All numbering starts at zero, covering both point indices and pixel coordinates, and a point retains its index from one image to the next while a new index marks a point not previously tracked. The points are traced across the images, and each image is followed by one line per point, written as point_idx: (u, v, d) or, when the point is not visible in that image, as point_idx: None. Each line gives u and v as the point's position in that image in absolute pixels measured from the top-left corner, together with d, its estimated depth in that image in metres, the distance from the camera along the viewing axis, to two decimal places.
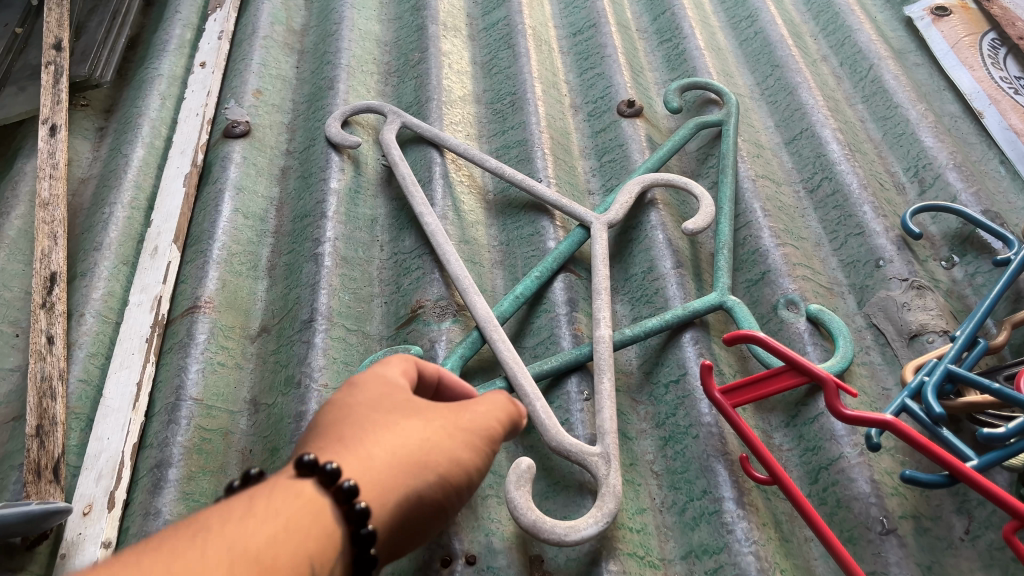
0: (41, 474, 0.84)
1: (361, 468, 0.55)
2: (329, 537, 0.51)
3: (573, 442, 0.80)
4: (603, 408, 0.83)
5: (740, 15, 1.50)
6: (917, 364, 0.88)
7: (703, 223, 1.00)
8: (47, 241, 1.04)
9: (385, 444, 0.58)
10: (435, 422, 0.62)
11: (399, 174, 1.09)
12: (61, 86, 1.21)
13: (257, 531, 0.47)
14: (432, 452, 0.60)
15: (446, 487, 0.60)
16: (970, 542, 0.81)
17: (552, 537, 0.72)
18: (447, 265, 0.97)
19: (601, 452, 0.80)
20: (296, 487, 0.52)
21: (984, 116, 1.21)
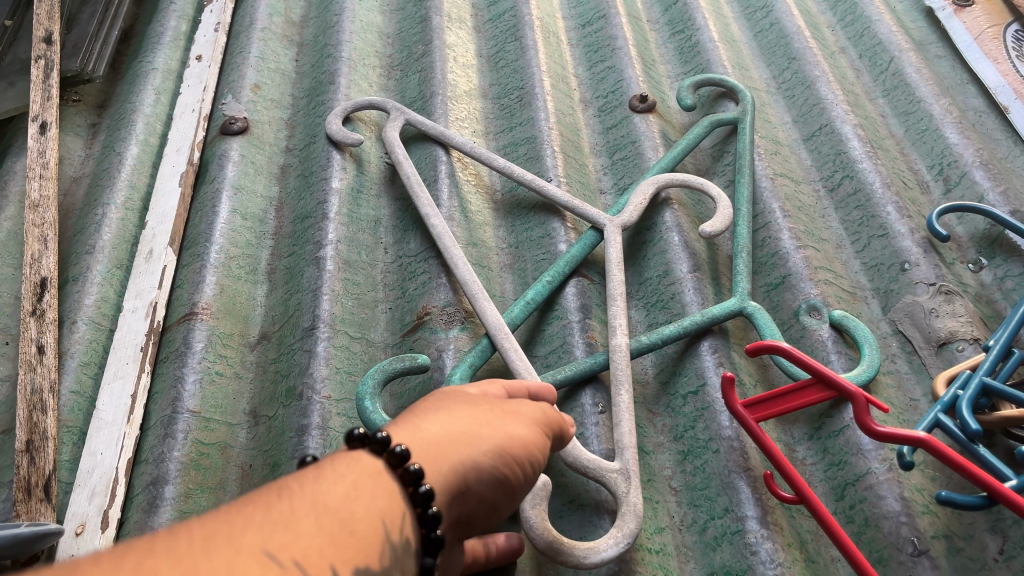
0: (32, 492, 0.80)
1: (417, 443, 0.56)
2: (394, 500, 0.52)
3: (590, 458, 0.77)
4: (623, 419, 0.79)
5: (755, 6, 1.45)
6: (949, 376, 0.84)
7: (721, 225, 0.96)
8: (37, 244, 1.00)
9: (440, 424, 0.59)
10: (484, 406, 0.62)
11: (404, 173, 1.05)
12: (52, 81, 1.16)
13: (334, 492, 0.48)
14: (486, 432, 0.60)
15: (506, 464, 0.60)
16: (1004, 563, 0.77)
17: (570, 559, 0.69)
18: (455, 269, 0.93)
19: (621, 469, 0.76)
20: (358, 457, 0.53)
21: (1010, 111, 1.17)
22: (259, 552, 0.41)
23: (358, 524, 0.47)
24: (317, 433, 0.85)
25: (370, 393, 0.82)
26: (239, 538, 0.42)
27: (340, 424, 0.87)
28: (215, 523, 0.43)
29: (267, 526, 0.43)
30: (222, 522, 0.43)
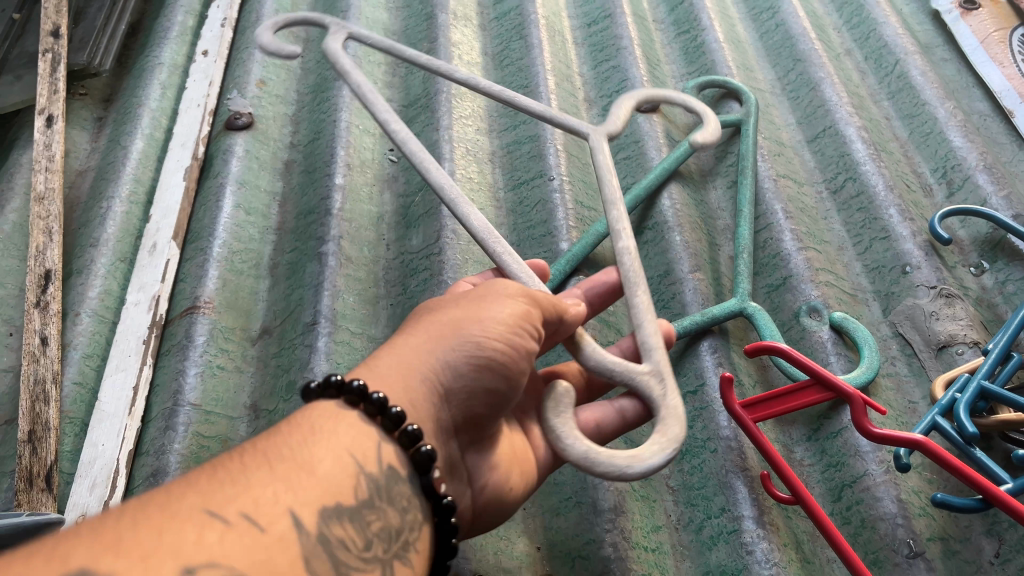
0: (33, 482, 0.80)
1: (380, 374, 0.62)
2: (362, 435, 0.58)
3: (617, 363, 0.73)
4: (644, 317, 0.76)
5: (761, 7, 1.44)
6: (948, 379, 0.84)
7: (713, 136, 0.92)
8: (42, 236, 1.01)
9: (411, 346, 0.65)
10: (454, 313, 0.67)
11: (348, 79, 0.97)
12: (59, 75, 1.17)
13: (287, 445, 0.54)
14: (454, 341, 0.65)
15: (483, 362, 0.64)
16: (1000, 566, 0.77)
17: (607, 471, 0.64)
18: (427, 173, 0.85)
19: (652, 371, 0.72)
20: (318, 407, 0.59)
21: (1015, 115, 1.16)
22: (201, 511, 0.46)
23: (319, 465, 0.53)
24: None
25: None
26: (179, 506, 0.46)
27: None
28: (158, 496, 0.47)
29: (214, 490, 0.48)
30: (164, 493, 0.47)
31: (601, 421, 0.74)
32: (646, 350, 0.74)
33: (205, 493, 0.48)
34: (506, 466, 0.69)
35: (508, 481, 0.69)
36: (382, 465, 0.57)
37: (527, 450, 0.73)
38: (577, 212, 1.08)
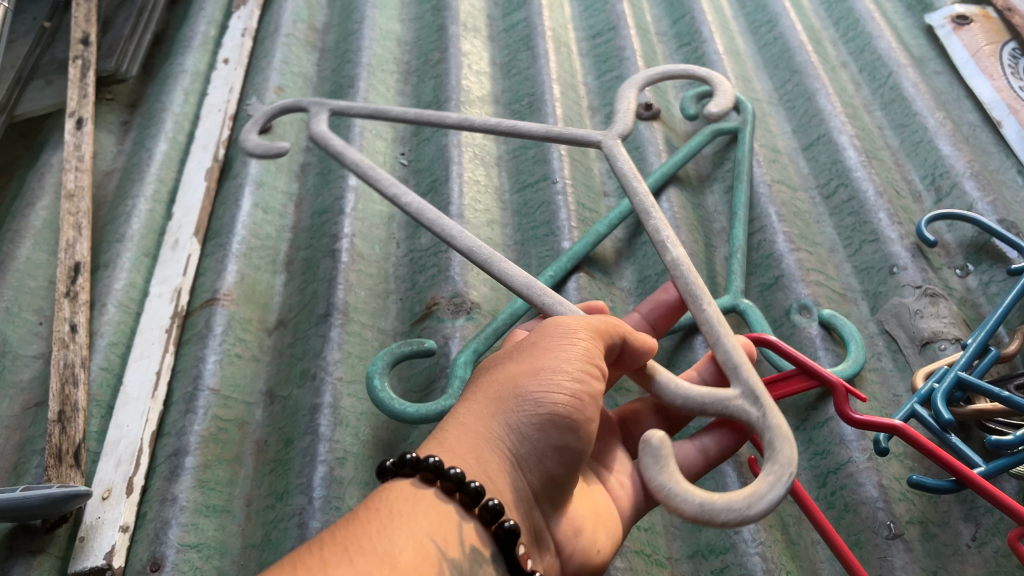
0: (63, 458, 0.85)
1: (449, 446, 0.63)
2: (441, 514, 0.58)
3: (701, 393, 0.71)
4: (722, 339, 0.75)
5: (760, 21, 1.49)
6: (929, 371, 0.89)
7: (727, 103, 0.97)
8: (72, 231, 1.06)
9: (475, 412, 0.65)
10: (512, 369, 0.67)
11: (331, 141, 0.97)
12: (89, 80, 1.23)
13: (371, 536, 0.54)
14: (514, 404, 0.64)
15: (549, 420, 0.64)
16: (976, 549, 0.81)
17: (731, 519, 0.61)
18: (452, 239, 0.83)
19: (741, 393, 0.71)
20: (395, 487, 0.60)
21: (1003, 126, 1.20)
22: None
23: (399, 554, 0.53)
24: (328, 411, 0.91)
25: (379, 372, 0.88)
26: None
27: (350, 405, 0.92)
28: None
29: None
30: None
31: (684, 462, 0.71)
32: (734, 373, 0.72)
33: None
34: (594, 528, 0.67)
35: (597, 546, 0.66)
36: (462, 546, 0.57)
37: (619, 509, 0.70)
38: (579, 214, 1.13)
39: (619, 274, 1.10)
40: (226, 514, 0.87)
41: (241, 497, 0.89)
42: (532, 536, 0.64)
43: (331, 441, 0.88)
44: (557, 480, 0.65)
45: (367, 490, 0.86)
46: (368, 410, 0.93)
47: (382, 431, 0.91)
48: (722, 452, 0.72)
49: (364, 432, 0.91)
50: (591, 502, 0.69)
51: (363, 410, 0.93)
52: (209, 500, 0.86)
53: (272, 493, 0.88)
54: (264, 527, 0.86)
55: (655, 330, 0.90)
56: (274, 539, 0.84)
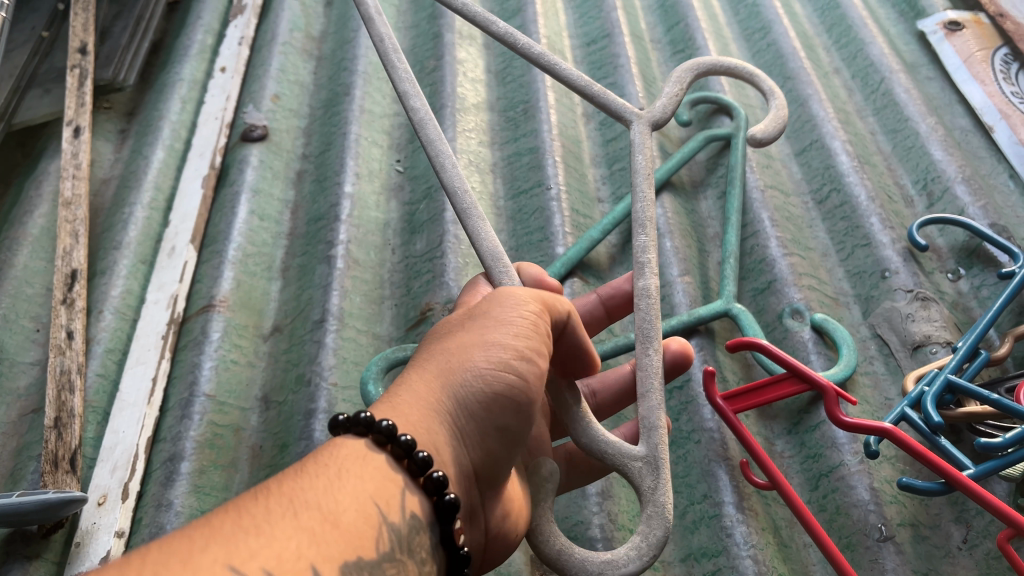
0: (59, 464, 0.85)
1: (402, 412, 0.61)
2: (386, 478, 0.57)
3: (608, 441, 0.70)
4: (651, 391, 0.73)
5: (754, 27, 1.50)
6: (919, 374, 0.90)
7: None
8: (69, 239, 1.07)
9: (428, 381, 0.63)
10: (463, 339, 0.65)
11: (373, 15, 0.94)
12: (86, 89, 1.24)
13: (315, 489, 0.53)
14: (466, 375, 0.62)
15: (498, 395, 0.62)
16: (967, 551, 0.82)
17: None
18: (444, 170, 0.79)
19: (645, 457, 0.69)
20: (344, 442, 0.59)
21: (995, 131, 1.21)
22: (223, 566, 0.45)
23: (342, 514, 0.52)
24: (323, 416, 0.91)
25: (373, 377, 0.89)
26: (199, 556, 0.45)
27: (345, 410, 0.93)
28: (177, 541, 0.46)
29: (237, 536, 0.47)
30: (185, 539, 0.47)
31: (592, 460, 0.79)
32: (647, 431, 0.71)
33: (226, 540, 0.47)
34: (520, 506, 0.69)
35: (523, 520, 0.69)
36: (404, 512, 0.57)
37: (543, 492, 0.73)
38: (573, 219, 1.14)
39: (612, 279, 1.11)
40: None
41: None
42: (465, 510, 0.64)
43: (326, 445, 0.89)
44: (496, 458, 0.65)
45: None
46: (362, 414, 0.94)
47: None
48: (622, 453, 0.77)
49: None
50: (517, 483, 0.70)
51: (358, 415, 0.93)
52: (204, 505, 0.86)
53: None
54: None
55: (609, 318, 0.90)
56: None
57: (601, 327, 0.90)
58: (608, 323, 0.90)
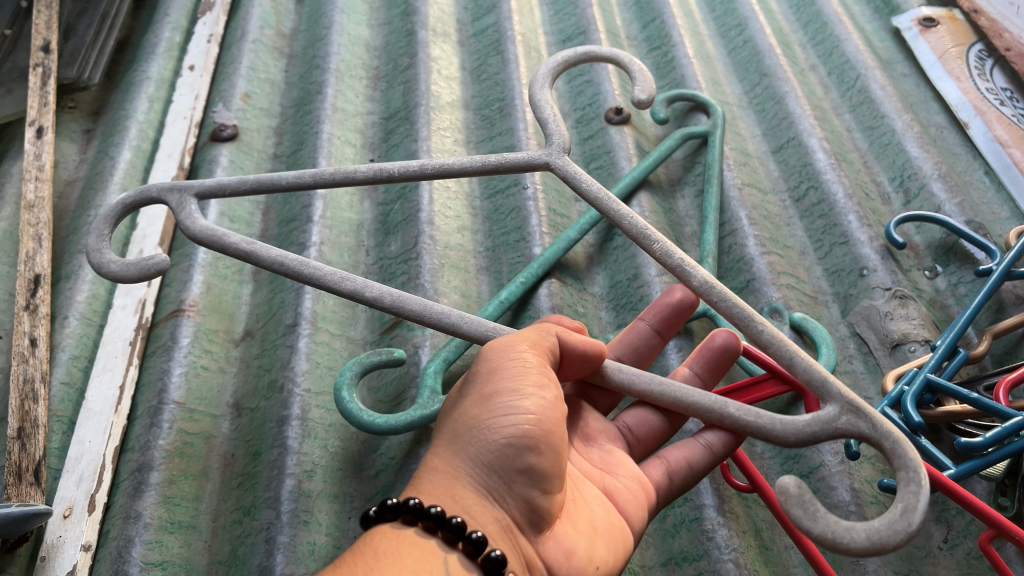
0: (23, 476, 0.82)
1: (426, 489, 0.66)
2: (428, 552, 0.61)
3: (806, 423, 0.68)
4: (795, 356, 0.71)
5: (730, 24, 1.50)
6: (899, 373, 0.90)
7: (651, 87, 0.93)
8: (32, 243, 1.04)
9: (441, 455, 0.69)
10: (466, 407, 0.70)
11: (230, 241, 0.78)
12: (50, 88, 1.20)
13: (358, 571, 0.57)
14: (472, 437, 0.68)
15: (508, 440, 0.66)
16: (948, 551, 0.82)
17: (900, 536, 0.59)
18: (460, 326, 0.74)
19: (843, 408, 0.68)
20: (383, 531, 0.63)
21: (970, 127, 1.20)
22: None
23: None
24: (297, 423, 0.89)
25: (348, 383, 0.87)
26: None
27: (319, 416, 0.91)
28: None
29: None
30: None
31: (690, 461, 0.76)
32: (824, 391, 0.69)
33: None
34: (587, 548, 0.69)
35: (594, 562, 0.68)
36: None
37: (618, 524, 0.72)
38: (551, 218, 1.12)
39: (590, 279, 1.09)
40: (191, 530, 0.84)
41: (208, 513, 0.87)
42: (523, 564, 0.65)
43: (299, 453, 0.87)
44: (534, 503, 0.67)
45: (336, 504, 0.85)
46: (337, 421, 0.92)
47: (352, 443, 0.90)
48: (726, 447, 0.75)
49: (333, 444, 0.89)
50: (584, 525, 0.71)
51: (332, 421, 0.91)
52: (174, 516, 0.84)
53: (239, 508, 0.86)
54: (231, 542, 0.84)
55: (663, 337, 0.87)
56: (241, 556, 0.82)
57: (657, 351, 0.87)
58: (664, 342, 0.87)
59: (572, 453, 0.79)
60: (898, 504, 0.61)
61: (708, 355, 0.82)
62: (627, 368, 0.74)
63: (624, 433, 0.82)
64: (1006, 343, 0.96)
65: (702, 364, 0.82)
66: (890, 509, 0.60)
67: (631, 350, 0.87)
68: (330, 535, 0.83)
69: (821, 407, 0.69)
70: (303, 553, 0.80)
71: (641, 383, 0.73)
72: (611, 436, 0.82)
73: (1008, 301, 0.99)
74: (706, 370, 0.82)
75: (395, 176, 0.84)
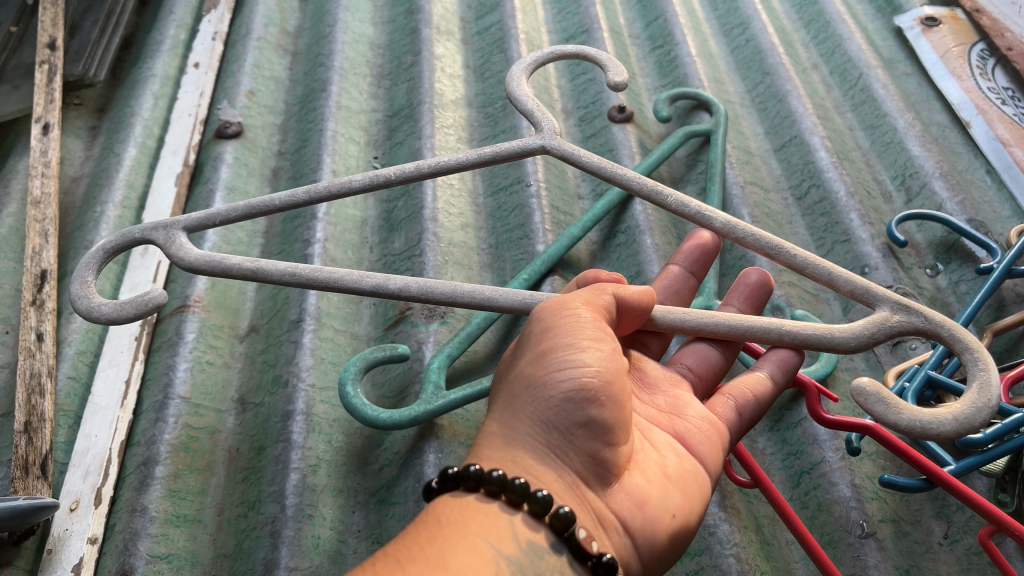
0: (30, 469, 0.83)
1: (486, 456, 0.67)
2: (493, 516, 0.62)
3: (865, 328, 0.71)
4: (835, 272, 0.76)
5: (733, 23, 1.50)
6: (900, 370, 0.91)
7: (624, 70, 0.95)
8: (38, 238, 1.04)
9: (500, 419, 0.70)
10: (523, 367, 0.71)
11: (231, 263, 0.77)
12: (56, 85, 1.21)
13: (421, 544, 0.58)
14: (528, 397, 0.68)
15: (568, 395, 0.67)
16: (948, 547, 0.83)
17: (986, 412, 0.62)
18: (495, 301, 0.74)
19: (891, 307, 0.73)
20: (446, 501, 0.65)
21: (972, 126, 1.21)
22: None
23: (451, 555, 0.57)
24: (302, 418, 0.90)
25: (352, 378, 0.87)
26: None
27: (324, 411, 0.92)
28: None
29: None
30: None
31: (757, 393, 0.79)
32: (869, 297, 0.74)
33: None
34: (660, 497, 0.70)
35: (668, 510, 0.69)
36: (519, 542, 0.61)
37: (689, 471, 0.74)
38: (554, 216, 1.13)
39: None
40: (197, 523, 0.85)
41: (213, 506, 0.87)
42: (594, 518, 0.66)
43: (304, 448, 0.87)
44: (600, 456, 0.68)
45: (341, 498, 0.86)
46: (341, 416, 0.92)
47: (356, 438, 0.91)
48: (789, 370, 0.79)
49: (337, 439, 0.90)
50: (655, 475, 0.71)
51: (337, 416, 0.92)
52: (180, 510, 0.84)
53: (244, 501, 0.87)
54: (236, 536, 0.85)
55: (697, 277, 0.90)
56: (246, 549, 0.83)
57: (694, 292, 0.90)
58: (698, 284, 0.91)
59: (637, 402, 0.80)
60: (971, 385, 0.64)
61: (747, 290, 0.86)
62: (676, 309, 0.75)
63: (686, 374, 0.85)
64: (1007, 340, 0.96)
65: (742, 297, 0.86)
66: (967, 392, 0.64)
67: (672, 293, 0.88)
68: (335, 529, 0.84)
69: (873, 312, 0.73)
70: (308, 547, 0.81)
71: (693, 320, 0.73)
72: (674, 379, 0.83)
73: (1010, 299, 1.00)
74: (747, 303, 0.86)
75: (393, 180, 0.84)
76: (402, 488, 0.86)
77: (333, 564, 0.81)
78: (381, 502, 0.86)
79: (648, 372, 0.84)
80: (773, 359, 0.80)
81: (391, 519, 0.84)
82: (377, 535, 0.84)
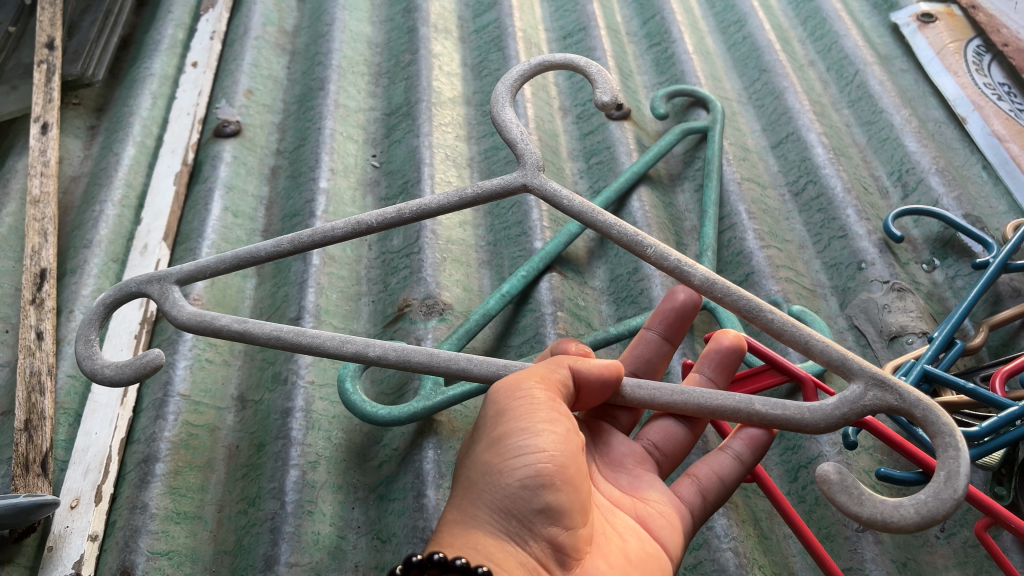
0: (30, 467, 0.83)
1: (447, 543, 0.65)
2: None
3: (835, 405, 0.66)
4: (812, 338, 0.68)
5: (729, 20, 1.50)
6: (896, 365, 0.91)
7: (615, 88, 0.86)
8: (38, 238, 1.05)
9: (458, 506, 0.67)
10: (478, 454, 0.68)
11: (221, 324, 0.74)
12: (54, 84, 1.21)
13: None
14: (486, 484, 0.66)
15: (524, 481, 0.65)
16: (945, 540, 0.83)
17: (949, 504, 0.57)
18: (468, 371, 0.70)
19: (867, 384, 0.66)
20: None
21: (968, 122, 1.21)
22: None
23: None
24: (300, 415, 0.90)
25: (351, 375, 0.88)
26: None
27: (323, 408, 0.92)
28: None
29: None
30: None
31: (721, 473, 0.76)
32: (846, 368, 0.67)
33: None
34: None
35: None
36: None
37: (651, 553, 0.72)
38: (551, 213, 1.13)
39: (591, 273, 1.10)
40: (196, 520, 0.85)
41: (213, 503, 0.87)
42: None
43: (304, 445, 0.88)
44: (558, 541, 0.67)
45: (340, 494, 0.87)
46: (340, 413, 0.93)
47: (356, 435, 0.92)
48: (755, 454, 0.76)
49: (336, 435, 0.91)
50: (616, 558, 0.70)
51: (337, 413, 0.93)
52: (179, 507, 0.85)
53: (244, 498, 0.87)
54: (236, 532, 0.85)
55: (672, 342, 0.86)
56: (246, 545, 0.83)
57: (668, 357, 0.86)
58: (673, 349, 0.86)
59: (599, 483, 0.79)
60: (938, 473, 0.59)
61: (717, 357, 0.81)
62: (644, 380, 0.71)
63: (650, 452, 0.81)
64: (1002, 335, 0.97)
65: (710, 366, 0.81)
66: (932, 480, 0.59)
67: (642, 362, 0.85)
68: (334, 525, 0.84)
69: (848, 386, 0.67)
70: (308, 543, 0.81)
71: (661, 395, 0.69)
72: (637, 457, 0.81)
73: (1005, 293, 1.00)
74: (718, 371, 0.81)
75: (374, 227, 0.79)
76: (401, 484, 0.87)
77: (332, 560, 0.82)
78: (381, 498, 0.87)
79: (612, 448, 0.82)
80: (740, 438, 0.77)
81: (390, 515, 0.85)
82: (377, 530, 0.85)
